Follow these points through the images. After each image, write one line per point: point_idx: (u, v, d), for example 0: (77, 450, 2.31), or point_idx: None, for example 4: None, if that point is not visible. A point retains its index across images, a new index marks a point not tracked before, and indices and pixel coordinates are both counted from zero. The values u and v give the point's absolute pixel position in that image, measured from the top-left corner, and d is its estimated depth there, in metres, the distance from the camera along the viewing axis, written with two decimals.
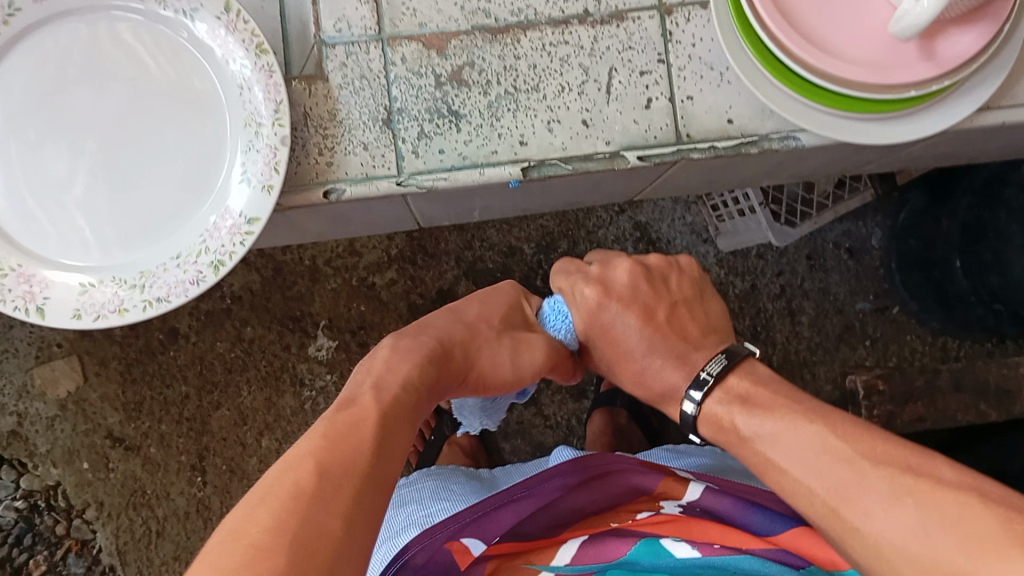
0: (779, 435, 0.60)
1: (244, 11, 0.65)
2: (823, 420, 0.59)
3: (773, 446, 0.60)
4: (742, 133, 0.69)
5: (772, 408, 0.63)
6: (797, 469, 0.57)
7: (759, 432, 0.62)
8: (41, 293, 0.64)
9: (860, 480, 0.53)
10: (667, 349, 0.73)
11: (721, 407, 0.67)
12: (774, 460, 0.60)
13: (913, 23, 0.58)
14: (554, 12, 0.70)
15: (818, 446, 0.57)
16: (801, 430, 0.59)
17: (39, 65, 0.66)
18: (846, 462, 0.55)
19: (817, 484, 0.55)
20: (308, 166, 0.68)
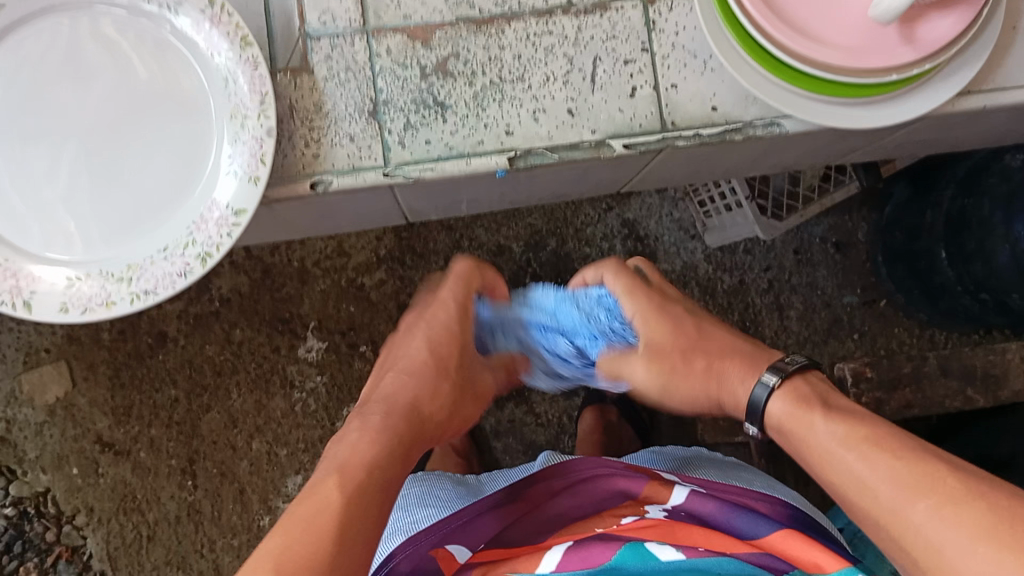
0: (829, 439, 0.55)
1: (228, 5, 0.65)
2: (874, 426, 0.55)
3: (819, 448, 0.56)
4: (727, 121, 0.70)
5: (826, 411, 0.57)
6: (848, 473, 0.53)
7: (810, 434, 0.57)
8: (28, 287, 0.64)
9: (920, 492, 0.49)
10: (716, 358, 0.69)
11: (786, 406, 0.60)
12: (819, 452, 0.56)
13: (891, 7, 0.59)
14: (537, 3, 0.70)
15: (872, 452, 0.52)
16: (859, 438, 0.54)
17: (23, 59, 0.66)
18: (903, 470, 0.50)
19: (877, 486, 0.51)
20: (294, 158, 0.68)
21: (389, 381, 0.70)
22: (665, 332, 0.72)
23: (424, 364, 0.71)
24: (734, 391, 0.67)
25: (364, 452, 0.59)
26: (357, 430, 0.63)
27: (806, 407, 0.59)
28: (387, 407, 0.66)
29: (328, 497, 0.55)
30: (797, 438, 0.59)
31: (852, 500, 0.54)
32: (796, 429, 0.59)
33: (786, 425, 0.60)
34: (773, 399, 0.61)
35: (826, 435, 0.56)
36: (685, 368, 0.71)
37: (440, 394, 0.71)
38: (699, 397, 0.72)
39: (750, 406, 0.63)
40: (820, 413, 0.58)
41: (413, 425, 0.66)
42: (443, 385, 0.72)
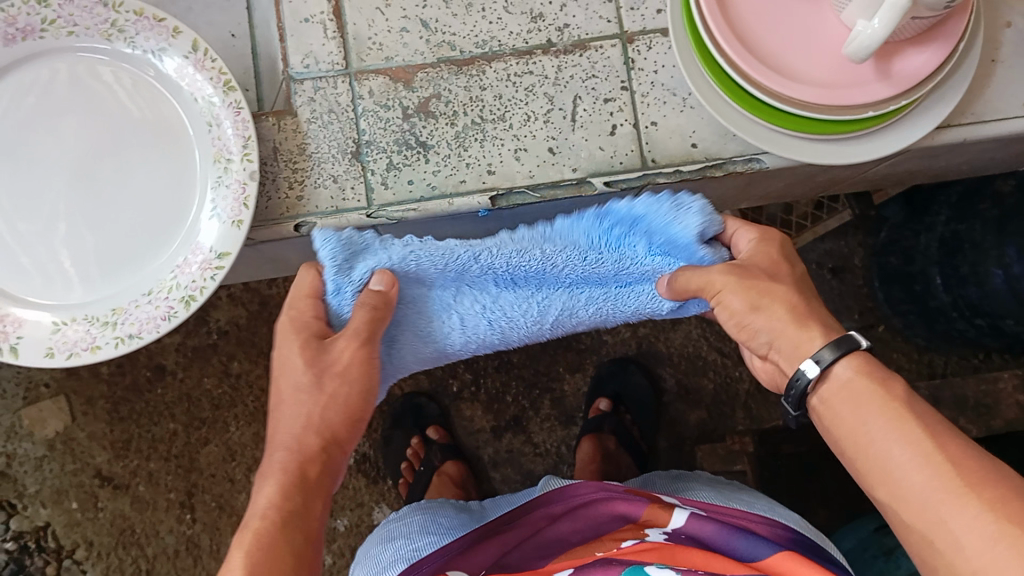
0: (888, 410, 0.50)
1: (212, 50, 0.66)
2: (919, 409, 0.50)
3: (877, 415, 0.51)
4: (707, 157, 0.70)
5: (895, 382, 0.52)
6: (892, 449, 0.49)
7: (865, 399, 0.52)
8: (15, 332, 0.64)
9: (975, 486, 0.46)
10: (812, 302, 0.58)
11: (847, 373, 0.53)
12: (863, 415, 0.51)
13: (862, 47, 0.59)
14: (518, 43, 0.71)
15: (934, 437, 0.49)
16: (922, 418, 0.50)
17: (15, 101, 0.67)
18: (962, 462, 0.47)
19: (929, 478, 0.48)
20: (278, 201, 0.69)
21: (275, 428, 0.60)
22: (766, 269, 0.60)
23: (291, 401, 0.60)
24: (815, 332, 0.55)
25: (266, 490, 0.56)
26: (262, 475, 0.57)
27: (878, 373, 0.52)
28: (276, 449, 0.58)
29: (253, 537, 0.52)
30: (851, 402, 0.52)
31: (883, 478, 0.50)
32: (852, 390, 0.52)
33: (845, 385, 0.53)
34: (844, 360, 0.53)
35: (881, 406, 0.51)
36: (772, 293, 0.57)
37: (314, 412, 0.60)
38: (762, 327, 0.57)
39: (810, 348, 0.55)
40: (884, 383, 0.52)
41: (301, 449, 0.58)
42: (306, 397, 0.60)
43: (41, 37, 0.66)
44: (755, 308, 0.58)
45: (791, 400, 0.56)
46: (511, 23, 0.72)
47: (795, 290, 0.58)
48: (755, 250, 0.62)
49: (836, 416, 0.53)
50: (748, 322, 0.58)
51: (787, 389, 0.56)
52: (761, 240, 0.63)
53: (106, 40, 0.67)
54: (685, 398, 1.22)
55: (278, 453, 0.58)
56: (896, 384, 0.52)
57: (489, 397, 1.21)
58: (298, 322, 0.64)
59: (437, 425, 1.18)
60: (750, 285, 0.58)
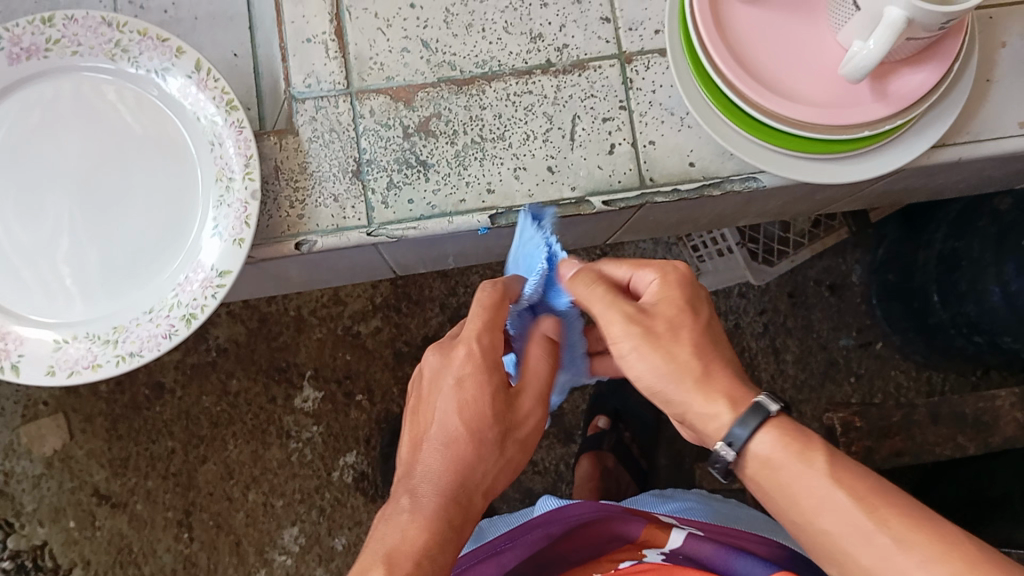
0: (821, 486, 0.48)
1: (214, 69, 0.67)
2: (850, 476, 0.48)
3: (807, 495, 0.48)
4: (705, 176, 0.71)
5: (818, 447, 0.49)
6: (834, 531, 0.47)
7: (790, 476, 0.49)
8: (17, 350, 0.64)
9: (931, 563, 0.44)
10: (711, 360, 0.53)
11: (767, 450, 0.50)
12: (795, 496, 0.49)
13: (856, 67, 0.60)
14: (517, 63, 0.72)
15: (871, 509, 0.46)
16: (854, 488, 0.47)
17: (20, 121, 0.68)
18: (912, 536, 0.45)
19: (881, 562, 0.46)
20: (280, 219, 0.69)
21: (430, 462, 0.55)
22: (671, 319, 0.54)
23: (451, 442, 0.55)
24: (722, 400, 0.51)
25: (415, 530, 0.52)
26: (409, 512, 0.53)
27: (798, 441, 0.49)
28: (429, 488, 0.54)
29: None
30: (777, 481, 0.50)
31: (831, 556, 0.48)
32: (779, 465, 0.50)
33: (765, 462, 0.50)
34: (760, 432, 0.50)
35: (812, 482, 0.48)
36: (671, 349, 0.53)
37: (488, 472, 0.56)
38: (674, 401, 0.53)
39: (722, 426, 0.51)
40: (809, 452, 0.49)
41: (459, 504, 0.54)
42: (479, 451, 0.55)
43: (46, 57, 0.67)
44: (666, 373, 0.52)
45: (719, 470, 0.52)
46: (511, 43, 0.72)
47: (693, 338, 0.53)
48: (659, 292, 0.55)
49: (766, 492, 0.51)
50: (657, 386, 0.53)
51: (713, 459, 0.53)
52: (662, 280, 0.56)
53: (110, 60, 0.67)
54: None
55: (429, 498, 0.54)
56: (819, 448, 0.49)
57: None
58: (488, 356, 0.56)
59: None
60: (653, 349, 0.53)
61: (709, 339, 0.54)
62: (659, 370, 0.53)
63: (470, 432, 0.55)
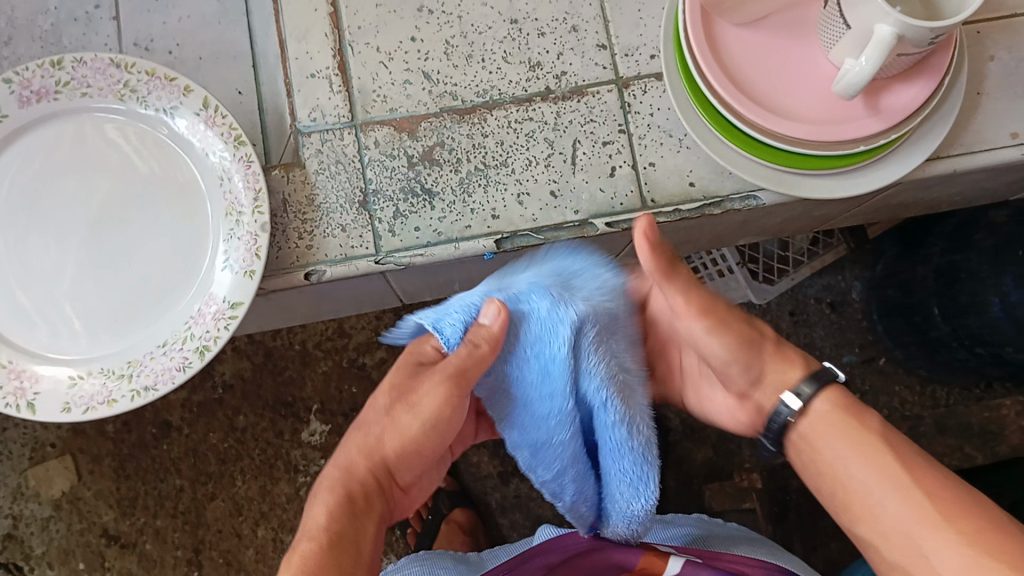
0: (867, 445, 0.54)
1: (222, 107, 0.68)
2: (897, 446, 0.53)
3: (852, 449, 0.54)
4: (705, 195, 0.72)
5: (868, 415, 0.55)
6: (872, 484, 0.53)
7: (842, 432, 0.55)
8: (32, 388, 0.66)
9: (955, 520, 0.49)
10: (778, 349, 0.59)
11: (823, 409, 0.56)
12: (841, 451, 0.54)
13: (848, 84, 0.61)
14: (517, 91, 0.74)
15: (910, 470, 0.52)
16: (899, 451, 0.53)
17: (30, 163, 0.70)
18: (940, 499, 0.51)
19: (906, 514, 0.51)
20: (289, 250, 0.70)
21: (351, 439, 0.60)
22: (734, 308, 0.59)
23: (359, 431, 0.60)
24: (796, 367, 0.58)
25: (323, 504, 0.55)
26: (320, 492, 0.56)
27: (851, 407, 0.56)
28: (338, 472, 0.57)
29: (304, 560, 0.50)
30: (827, 436, 0.55)
31: (864, 512, 0.53)
32: (829, 424, 0.56)
33: (818, 420, 0.56)
34: (819, 395, 0.57)
35: (861, 441, 0.54)
36: (748, 335, 0.58)
37: (390, 432, 0.59)
38: (751, 366, 0.58)
39: (789, 385, 0.57)
40: (858, 417, 0.55)
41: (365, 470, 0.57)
42: (391, 416, 0.59)
43: (56, 98, 0.68)
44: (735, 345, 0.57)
45: (771, 437, 0.59)
46: (510, 72, 0.74)
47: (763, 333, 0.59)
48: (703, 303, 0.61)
49: (812, 450, 0.56)
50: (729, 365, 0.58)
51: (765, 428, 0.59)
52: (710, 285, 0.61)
53: (120, 100, 0.69)
54: (692, 437, 1.21)
55: (346, 476, 0.57)
56: (870, 418, 0.55)
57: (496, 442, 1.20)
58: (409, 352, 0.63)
59: (444, 473, 1.19)
60: (730, 327, 0.57)
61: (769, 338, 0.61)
62: (738, 344, 0.57)
63: (378, 422, 0.59)
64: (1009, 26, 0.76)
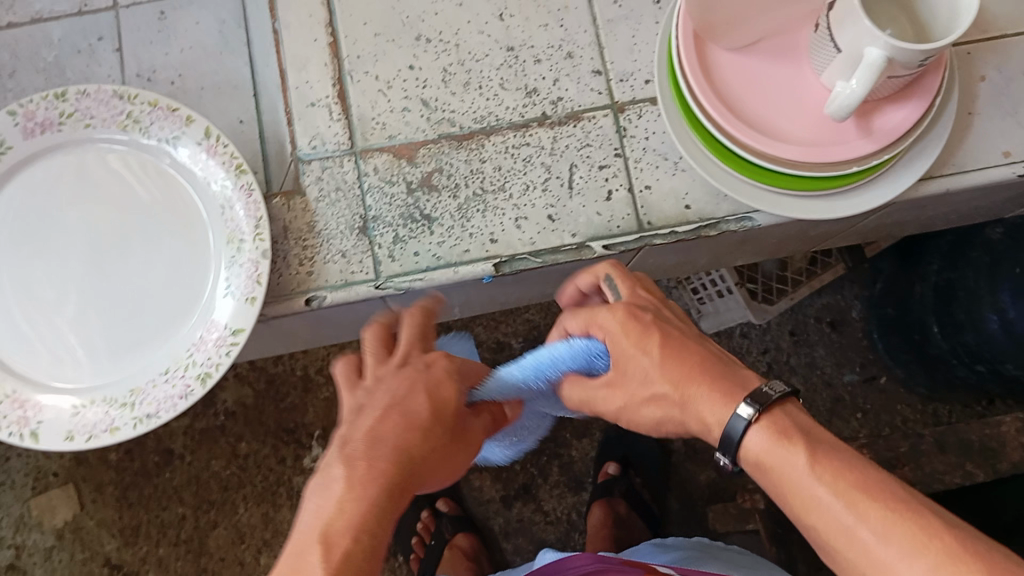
0: (806, 482, 0.48)
1: (224, 136, 0.69)
2: (842, 474, 0.47)
3: (795, 489, 0.48)
4: (701, 218, 0.73)
5: (806, 445, 0.49)
6: (820, 520, 0.48)
7: (783, 471, 0.49)
8: (35, 417, 0.66)
9: (909, 555, 0.44)
10: (695, 383, 0.53)
11: (759, 446, 0.50)
12: (783, 489, 0.49)
13: (839, 107, 0.62)
14: (514, 117, 0.75)
15: (854, 502, 0.46)
16: (841, 484, 0.47)
17: (36, 194, 0.71)
18: (896, 528, 0.45)
19: (858, 551, 0.46)
20: (290, 276, 0.71)
21: (384, 425, 0.52)
22: (635, 371, 0.55)
23: (402, 423, 0.53)
24: (715, 409, 0.52)
25: (352, 513, 0.48)
26: (338, 484, 0.49)
27: (786, 438, 0.49)
28: (378, 458, 0.50)
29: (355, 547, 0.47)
30: (772, 476, 0.50)
31: (824, 550, 0.48)
32: (769, 463, 0.49)
33: (759, 458, 0.50)
34: (754, 430, 0.50)
35: (801, 476, 0.48)
36: (664, 402, 0.54)
37: (425, 452, 0.53)
38: (676, 426, 0.55)
39: (719, 434, 0.51)
40: (796, 448, 0.49)
41: (402, 485, 0.51)
42: (428, 433, 0.53)
43: (60, 129, 0.69)
44: (661, 423, 0.55)
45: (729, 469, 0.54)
46: (507, 99, 0.75)
47: (681, 387, 0.53)
48: (611, 348, 0.56)
49: (766, 486, 0.51)
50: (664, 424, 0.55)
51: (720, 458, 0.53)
52: (609, 334, 0.57)
53: (123, 131, 0.70)
54: (694, 459, 1.21)
55: (392, 469, 0.50)
56: (811, 444, 0.49)
57: (497, 466, 1.20)
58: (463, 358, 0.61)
59: (447, 497, 1.19)
60: (641, 401, 0.55)
61: (678, 364, 0.54)
62: (659, 415, 0.55)
63: (417, 431, 0.53)
64: (998, 46, 0.77)
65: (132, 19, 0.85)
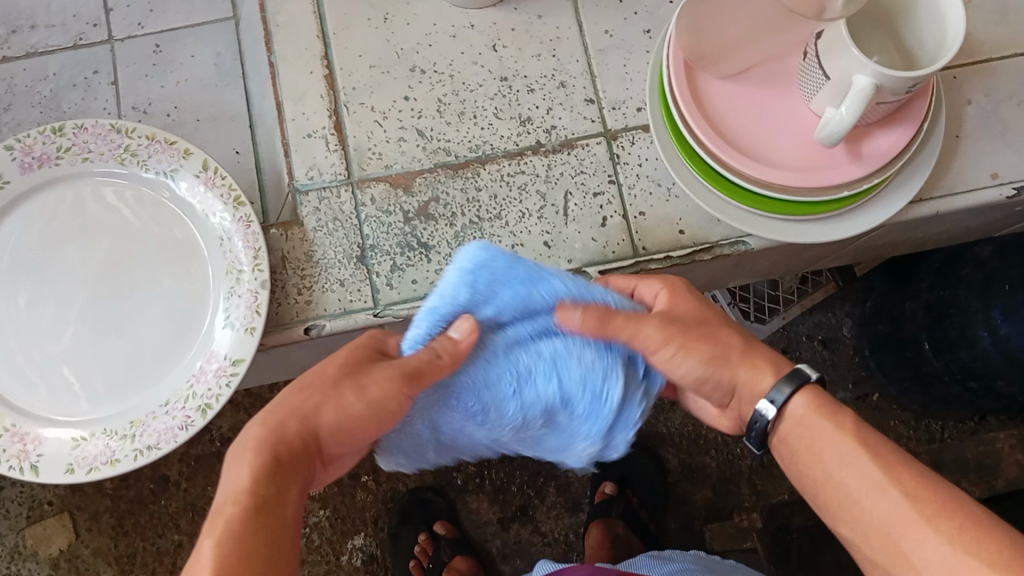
0: (842, 445, 0.53)
1: (221, 168, 0.70)
2: (870, 443, 0.52)
3: (829, 451, 0.53)
4: (695, 243, 0.74)
5: (845, 414, 0.54)
6: (850, 482, 0.52)
7: (818, 432, 0.54)
8: (35, 450, 0.66)
9: (932, 517, 0.49)
10: (754, 347, 0.58)
11: (800, 409, 0.55)
12: (818, 452, 0.54)
13: (830, 133, 0.63)
14: (509, 145, 0.76)
15: (886, 467, 0.51)
16: (873, 449, 0.52)
17: (34, 227, 0.71)
18: (917, 494, 0.50)
19: (874, 510, 0.50)
20: (289, 305, 0.72)
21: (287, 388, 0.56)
22: (688, 316, 0.58)
23: (303, 386, 0.55)
24: (765, 369, 0.57)
25: (239, 473, 0.50)
26: (234, 460, 0.51)
27: (828, 405, 0.54)
28: (274, 414, 0.54)
29: (229, 525, 0.47)
30: (809, 438, 0.54)
31: (844, 512, 0.52)
32: (806, 425, 0.55)
33: (800, 422, 0.55)
34: (797, 395, 0.55)
35: (836, 440, 0.53)
36: (714, 345, 0.57)
37: (341, 410, 0.54)
38: (725, 377, 0.57)
39: (764, 389, 0.56)
40: (835, 416, 0.54)
41: (303, 438, 0.53)
42: (341, 390, 0.55)
43: (57, 163, 0.70)
44: (711, 365, 0.57)
45: (754, 441, 0.57)
46: (501, 128, 0.76)
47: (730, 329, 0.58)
48: (670, 301, 0.59)
49: (794, 452, 0.55)
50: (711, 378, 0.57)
51: (749, 428, 0.57)
52: (670, 290, 0.60)
53: (121, 164, 0.70)
54: (691, 478, 1.22)
55: (283, 431, 0.53)
56: (846, 415, 0.54)
57: (494, 488, 1.20)
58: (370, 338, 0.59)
59: (444, 520, 1.18)
60: (694, 342, 0.56)
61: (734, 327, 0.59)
62: (707, 359, 0.56)
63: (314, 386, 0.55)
64: (983, 70, 0.79)
65: (126, 51, 0.89)
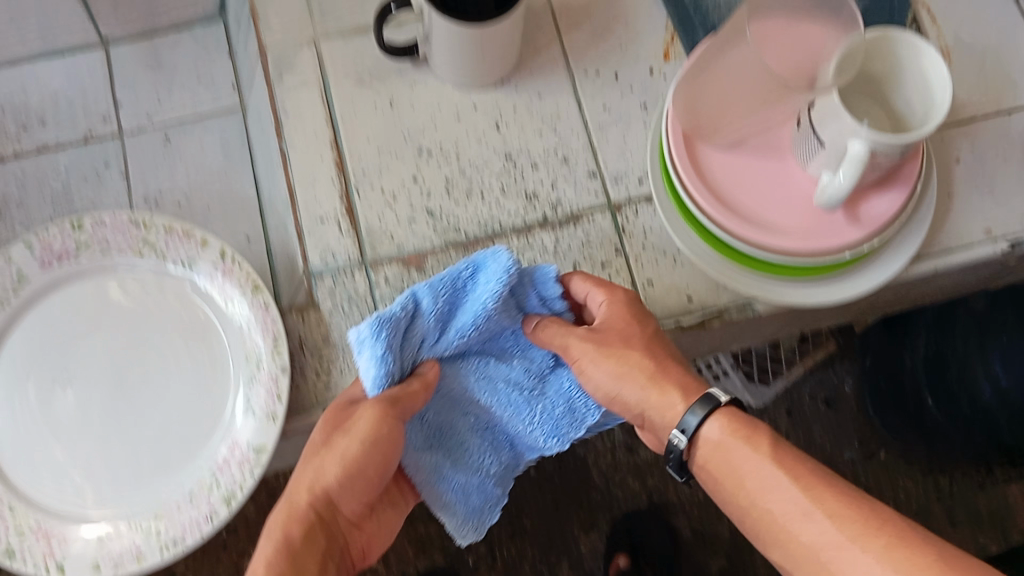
0: (763, 471, 0.54)
1: (238, 255, 0.71)
2: (793, 468, 0.54)
3: (750, 473, 0.55)
4: (703, 308, 0.75)
5: (761, 436, 0.56)
6: (775, 509, 0.53)
7: (739, 458, 0.56)
8: (61, 549, 0.68)
9: (859, 537, 0.50)
10: (669, 375, 0.60)
11: (716, 435, 0.57)
12: (741, 481, 0.55)
13: (830, 195, 0.65)
14: (517, 221, 0.78)
15: (808, 488, 0.53)
16: (795, 472, 0.54)
17: (63, 325, 0.75)
18: (844, 511, 0.51)
19: (804, 536, 0.52)
20: (308, 387, 0.72)
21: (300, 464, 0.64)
22: (618, 328, 0.62)
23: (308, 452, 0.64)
24: (675, 395, 0.59)
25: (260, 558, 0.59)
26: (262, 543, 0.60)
27: (745, 428, 0.56)
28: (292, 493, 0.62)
29: None
30: (726, 462, 0.56)
31: (773, 536, 0.53)
32: (726, 448, 0.56)
33: (716, 446, 0.57)
34: (709, 421, 0.58)
35: (756, 462, 0.55)
36: (626, 363, 0.61)
37: (330, 478, 0.62)
38: (634, 397, 0.61)
39: (678, 415, 0.58)
40: (752, 438, 0.56)
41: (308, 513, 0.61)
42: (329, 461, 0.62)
43: (77, 258, 0.73)
44: (618, 379, 0.61)
45: (674, 464, 0.60)
46: (508, 205, 0.78)
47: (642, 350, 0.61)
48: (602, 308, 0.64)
49: (715, 478, 0.57)
50: (618, 392, 0.61)
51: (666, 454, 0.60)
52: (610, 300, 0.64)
53: (140, 257, 0.73)
54: (703, 546, 1.21)
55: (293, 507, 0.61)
56: (762, 435, 0.56)
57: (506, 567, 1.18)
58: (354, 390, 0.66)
59: None
60: (607, 355, 0.61)
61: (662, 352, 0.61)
62: (615, 372, 0.61)
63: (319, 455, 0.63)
64: (969, 129, 0.82)
65: (136, 143, 0.99)
